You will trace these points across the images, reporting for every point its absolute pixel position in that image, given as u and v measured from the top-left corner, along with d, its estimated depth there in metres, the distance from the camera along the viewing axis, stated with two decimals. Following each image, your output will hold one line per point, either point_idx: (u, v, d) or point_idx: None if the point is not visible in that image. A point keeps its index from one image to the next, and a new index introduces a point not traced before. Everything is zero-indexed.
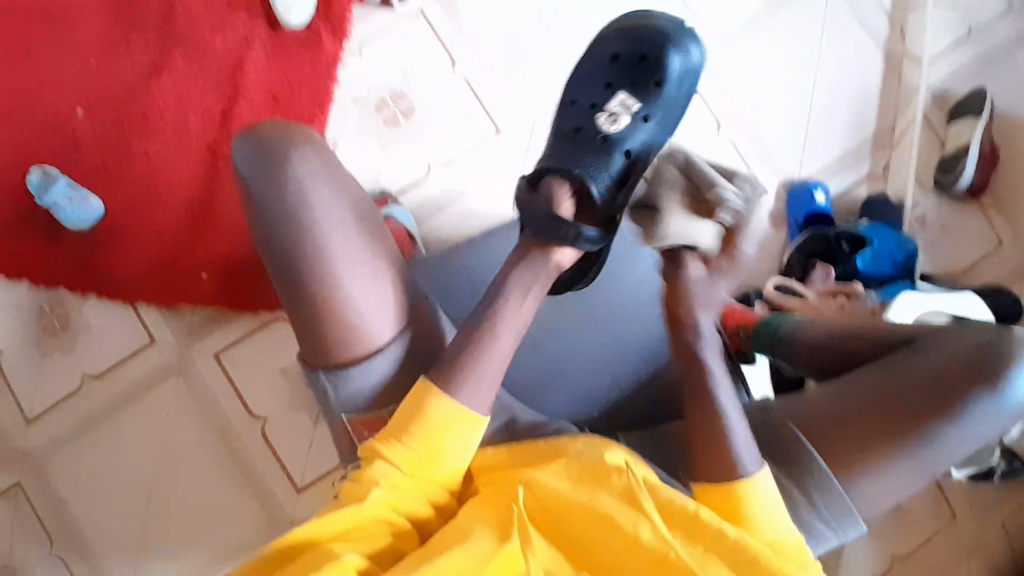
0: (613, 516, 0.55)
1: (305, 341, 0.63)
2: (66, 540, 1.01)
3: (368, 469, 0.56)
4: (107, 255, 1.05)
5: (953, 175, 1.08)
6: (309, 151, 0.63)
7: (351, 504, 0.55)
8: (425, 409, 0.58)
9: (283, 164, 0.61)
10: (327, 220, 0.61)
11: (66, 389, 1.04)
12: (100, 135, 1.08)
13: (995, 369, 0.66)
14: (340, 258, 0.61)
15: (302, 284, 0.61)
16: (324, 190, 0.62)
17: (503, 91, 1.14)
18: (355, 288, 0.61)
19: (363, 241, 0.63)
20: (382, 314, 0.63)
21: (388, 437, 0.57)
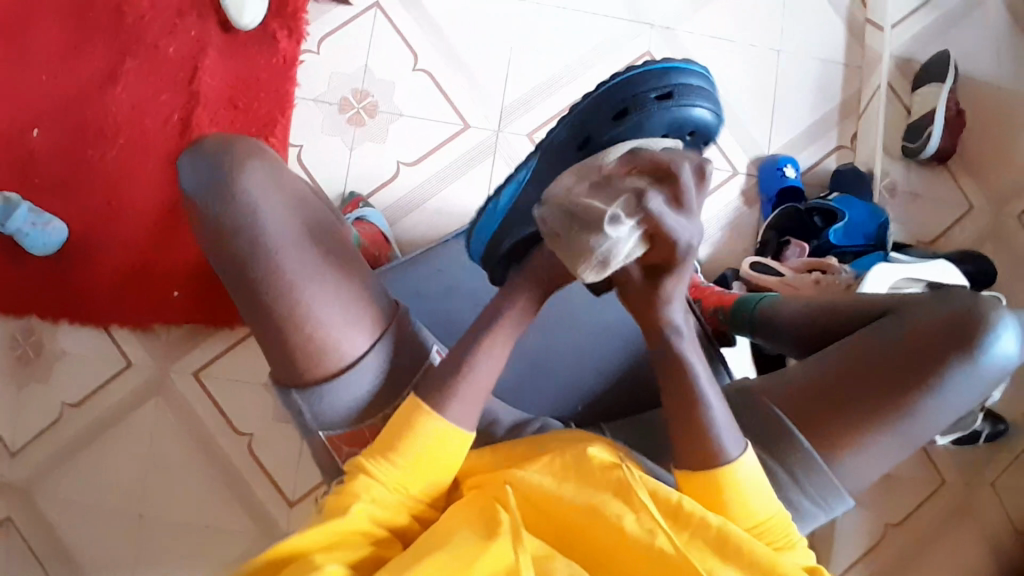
0: (601, 509, 0.55)
1: (277, 362, 0.63)
2: (59, 570, 1.00)
3: (351, 484, 0.56)
4: (75, 279, 1.03)
5: (921, 141, 1.08)
6: (266, 167, 0.61)
7: (334, 516, 0.54)
8: (411, 424, 0.58)
9: (240, 184, 0.59)
10: (292, 240, 0.60)
11: (46, 417, 1.02)
12: (57, 154, 1.05)
13: (970, 336, 0.66)
14: (308, 276, 0.60)
15: (273, 304, 0.60)
16: (282, 209, 0.60)
17: (468, 84, 1.13)
18: (325, 305, 0.60)
19: (331, 255, 0.62)
20: (354, 328, 0.61)
21: (372, 453, 0.57)
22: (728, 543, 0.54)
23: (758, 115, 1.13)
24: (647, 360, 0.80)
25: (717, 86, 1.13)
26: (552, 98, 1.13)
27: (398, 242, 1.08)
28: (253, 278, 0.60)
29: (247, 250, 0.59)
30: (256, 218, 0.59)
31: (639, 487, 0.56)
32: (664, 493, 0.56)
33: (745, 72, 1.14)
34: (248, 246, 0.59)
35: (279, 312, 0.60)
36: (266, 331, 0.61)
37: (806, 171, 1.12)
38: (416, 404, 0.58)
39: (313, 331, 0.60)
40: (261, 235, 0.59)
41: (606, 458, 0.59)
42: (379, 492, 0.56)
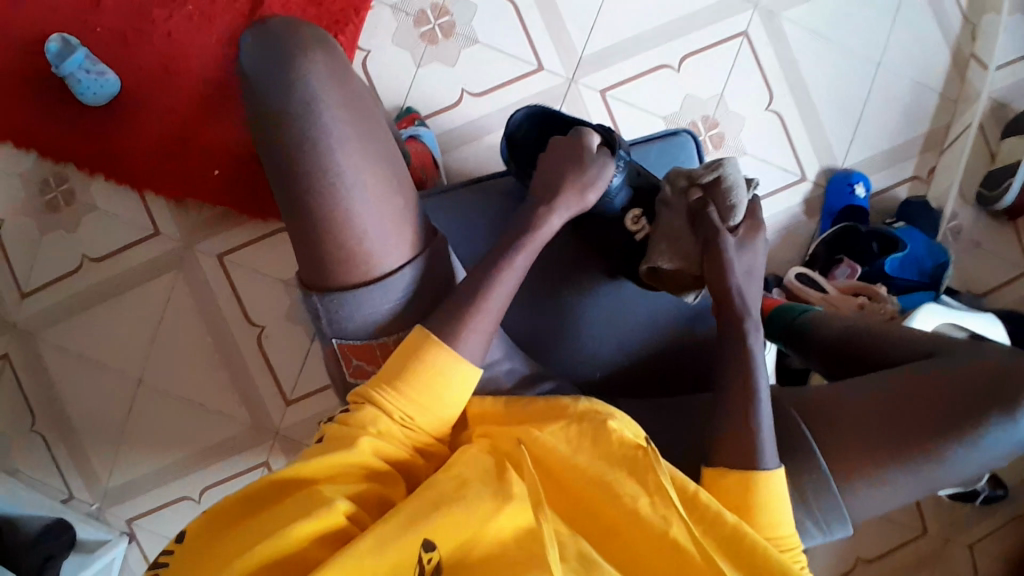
0: (619, 483, 0.54)
1: (304, 258, 0.61)
2: (50, 419, 1.01)
3: (358, 415, 0.54)
4: (117, 137, 1.00)
5: (999, 190, 1.03)
6: (328, 60, 0.59)
7: (336, 448, 0.51)
8: (418, 355, 0.55)
9: (299, 73, 0.57)
10: (342, 142, 0.58)
11: (62, 267, 1.02)
12: (125, 3, 1.01)
13: (1015, 394, 0.64)
14: (352, 178, 0.58)
15: (323, 205, 0.58)
16: (338, 109, 0.58)
17: (549, 26, 1.08)
18: (364, 215, 0.59)
19: (383, 168, 0.60)
20: (388, 240, 0.60)
21: (380, 378, 0.55)
22: (741, 543, 0.52)
23: (839, 127, 1.09)
24: (672, 347, 0.80)
25: (805, 85, 1.09)
26: (633, 58, 1.08)
27: (445, 171, 1.05)
28: (310, 179, 0.57)
29: (311, 152, 0.57)
30: (312, 114, 0.57)
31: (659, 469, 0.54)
32: (681, 481, 0.55)
33: (836, 79, 1.09)
34: (311, 148, 0.57)
35: (329, 215, 0.58)
36: (297, 232, 0.60)
37: (875, 194, 1.08)
38: (424, 334, 0.56)
39: (353, 238, 0.59)
40: (316, 131, 0.57)
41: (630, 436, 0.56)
42: (385, 423, 0.54)
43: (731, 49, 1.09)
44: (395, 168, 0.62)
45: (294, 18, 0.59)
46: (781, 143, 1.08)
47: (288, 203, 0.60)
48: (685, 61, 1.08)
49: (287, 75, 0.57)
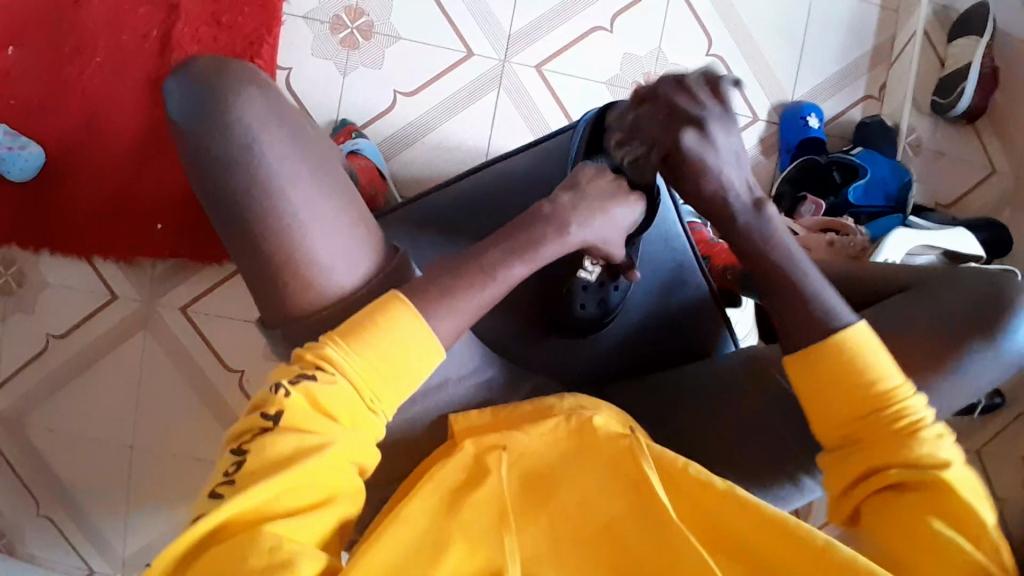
0: (609, 484, 0.54)
1: (261, 294, 0.56)
2: (55, 500, 1.01)
3: (320, 391, 0.48)
4: (53, 208, 0.98)
5: (953, 97, 1.00)
6: (265, 96, 0.54)
7: (297, 461, 0.46)
8: (381, 311, 0.51)
9: (236, 110, 0.53)
10: (293, 175, 0.53)
11: (30, 350, 1.00)
12: (30, 67, 0.97)
13: (994, 320, 0.62)
14: (298, 206, 0.53)
15: (270, 246, 0.54)
16: (284, 143, 0.54)
17: (470, 9, 1.03)
18: (324, 249, 0.54)
19: (327, 188, 0.55)
20: (342, 257, 0.55)
21: (337, 338, 0.50)
22: (731, 530, 0.50)
23: (784, 58, 1.05)
24: (647, 324, 0.80)
25: (742, 21, 1.05)
26: (561, 26, 1.04)
27: (394, 180, 1.02)
28: (261, 218, 0.53)
29: (258, 192, 0.53)
30: (256, 151, 0.53)
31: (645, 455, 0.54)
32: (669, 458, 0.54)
33: (773, 9, 1.05)
34: (257, 185, 0.53)
35: (285, 251, 0.53)
36: (249, 270, 0.55)
37: (829, 121, 1.05)
38: (393, 296, 0.52)
39: (314, 272, 0.54)
40: (262, 168, 0.53)
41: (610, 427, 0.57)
42: (345, 407, 0.49)
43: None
44: (352, 201, 0.58)
45: (203, 64, 0.56)
46: None
47: (234, 246, 0.55)
48: (617, 19, 1.04)
49: (223, 115, 0.53)
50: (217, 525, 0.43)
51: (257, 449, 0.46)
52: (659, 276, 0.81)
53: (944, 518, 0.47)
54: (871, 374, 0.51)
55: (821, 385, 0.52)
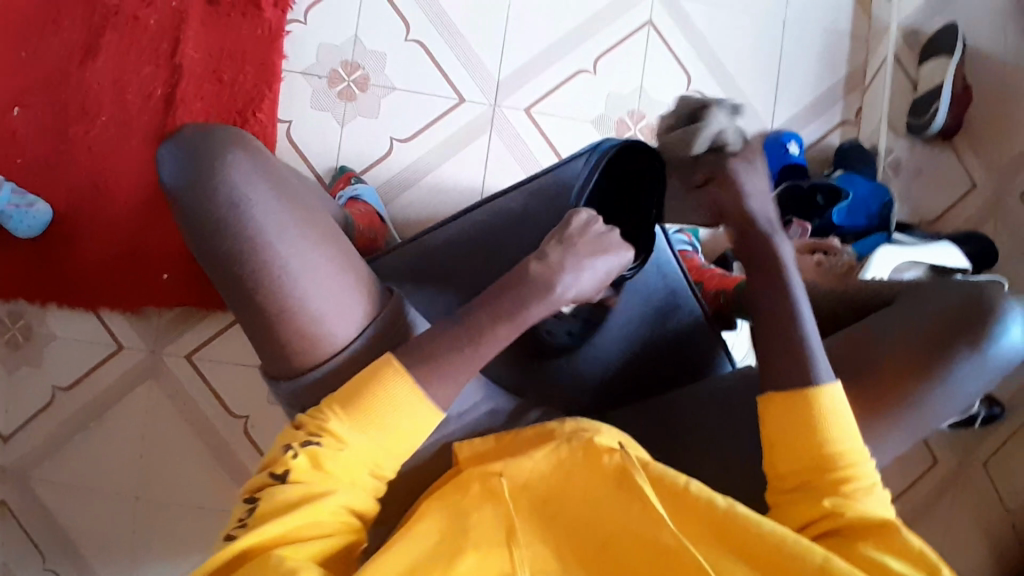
0: (609, 498, 0.56)
1: (261, 352, 0.55)
2: (61, 554, 1.00)
3: (320, 450, 0.50)
4: (61, 262, 1.00)
5: (927, 116, 1.04)
6: (254, 158, 0.51)
7: (305, 504, 0.48)
8: (377, 378, 0.52)
9: (225, 178, 0.50)
10: (285, 241, 0.51)
11: (37, 403, 1.01)
12: (40, 130, 1.01)
13: (979, 326, 0.64)
14: (298, 270, 0.52)
15: (268, 304, 0.52)
16: (276, 206, 0.51)
17: (461, 57, 1.09)
18: (325, 312, 0.53)
19: (324, 250, 0.53)
20: (343, 315, 0.54)
21: (337, 406, 0.52)
22: (726, 532, 0.52)
23: (761, 89, 1.10)
24: (644, 347, 0.81)
25: (719, 58, 1.11)
26: (547, 70, 1.09)
27: (392, 221, 1.05)
28: (259, 285, 0.51)
29: (250, 259, 0.51)
30: (248, 218, 0.50)
31: (637, 471, 0.56)
32: (665, 479, 0.55)
33: (748, 46, 1.11)
34: (250, 253, 0.51)
35: (284, 317, 0.52)
36: (249, 326, 0.54)
37: (810, 147, 1.10)
38: (388, 360, 0.53)
39: (316, 336, 0.53)
40: (255, 235, 0.51)
41: (604, 441, 0.59)
42: (355, 470, 0.51)
43: (639, 41, 1.10)
44: (351, 256, 0.56)
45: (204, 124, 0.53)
46: None
47: None
48: (600, 61, 1.10)
49: (212, 182, 0.50)
50: (234, 557, 0.45)
51: (268, 496, 0.48)
52: (654, 303, 0.82)
53: (894, 555, 0.48)
54: (832, 430, 0.53)
55: (787, 425, 0.55)
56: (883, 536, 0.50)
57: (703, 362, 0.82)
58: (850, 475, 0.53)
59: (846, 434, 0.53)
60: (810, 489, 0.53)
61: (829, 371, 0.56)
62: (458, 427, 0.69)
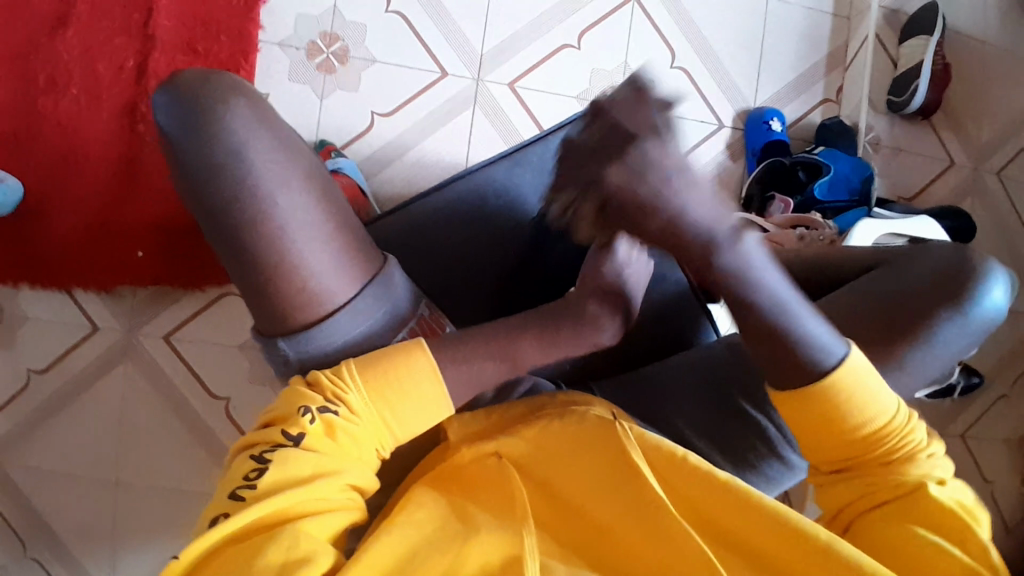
0: (603, 475, 0.57)
1: (255, 306, 0.53)
2: (39, 541, 0.97)
3: (337, 424, 0.50)
4: (31, 241, 0.96)
5: (906, 96, 1.06)
6: (255, 107, 0.50)
7: (315, 477, 0.48)
8: (404, 360, 0.53)
9: (225, 126, 0.48)
10: (287, 190, 0.50)
11: (10, 387, 0.98)
12: (5, 102, 0.96)
13: (960, 290, 0.66)
14: (301, 221, 0.51)
15: (265, 258, 0.50)
16: (276, 159, 0.50)
17: (443, 31, 1.07)
18: (321, 270, 0.52)
19: (324, 202, 0.52)
20: (343, 267, 0.53)
21: (353, 378, 0.51)
22: (721, 523, 0.54)
23: (744, 66, 1.11)
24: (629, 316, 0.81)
25: (703, 34, 1.11)
26: (533, 45, 1.08)
27: (375, 198, 1.03)
28: (255, 239, 0.50)
29: (252, 209, 0.49)
30: (247, 169, 0.49)
31: (634, 449, 0.57)
32: (664, 445, 0.57)
33: (731, 22, 1.11)
34: (248, 204, 0.49)
35: (280, 272, 0.51)
36: (247, 280, 0.52)
37: (791, 125, 1.10)
38: (419, 345, 0.53)
39: (311, 293, 0.52)
40: (254, 187, 0.49)
41: (596, 412, 0.61)
42: (365, 443, 0.51)
43: (624, 16, 1.10)
44: (348, 216, 0.55)
45: (205, 71, 0.51)
46: (694, 95, 1.09)
47: None
48: (585, 36, 1.09)
49: (210, 130, 0.48)
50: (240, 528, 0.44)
51: (279, 463, 0.47)
52: None
53: (932, 527, 0.49)
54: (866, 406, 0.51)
55: (805, 419, 0.52)
56: (919, 506, 0.50)
57: (688, 333, 0.83)
58: (894, 447, 0.52)
59: (879, 408, 0.51)
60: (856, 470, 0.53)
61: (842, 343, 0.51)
62: None
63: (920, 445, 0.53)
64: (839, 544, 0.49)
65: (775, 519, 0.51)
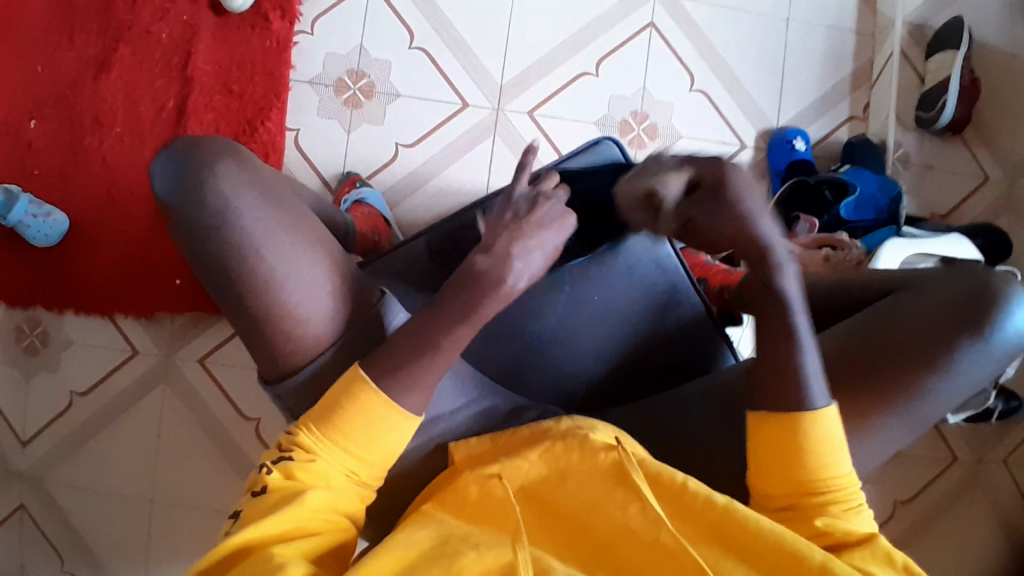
0: (610, 501, 0.56)
1: (253, 349, 0.58)
2: (75, 556, 1.02)
3: (299, 462, 0.52)
4: (77, 271, 1.03)
5: (934, 111, 1.03)
6: (239, 165, 0.54)
7: (282, 505, 0.50)
8: (349, 397, 0.53)
9: (212, 187, 0.53)
10: (267, 236, 0.54)
11: (54, 408, 1.04)
12: (59, 143, 1.04)
13: (984, 314, 0.62)
14: (279, 262, 0.54)
15: (251, 294, 0.54)
16: (261, 211, 0.54)
17: (464, 65, 1.10)
18: (303, 309, 0.55)
19: (301, 242, 0.55)
20: (321, 303, 0.56)
21: (313, 418, 0.53)
22: (725, 529, 0.52)
23: (766, 87, 1.10)
24: (644, 342, 0.80)
25: (722, 57, 1.11)
26: (551, 73, 1.10)
27: (397, 224, 1.06)
28: (250, 289, 0.54)
29: (235, 252, 0.53)
30: (230, 216, 0.53)
31: (634, 468, 0.57)
32: (667, 474, 0.56)
33: (751, 44, 1.11)
34: (239, 259, 0.53)
35: (275, 320, 0.55)
36: (240, 320, 0.56)
37: (816, 143, 1.09)
38: (358, 374, 0.54)
39: (302, 336, 0.56)
40: (239, 236, 0.53)
41: (599, 438, 0.61)
42: (333, 475, 0.53)
43: (641, 42, 1.11)
44: (338, 258, 0.59)
45: (195, 136, 0.56)
46: (713, 119, 1.09)
47: (213, 288, 0.56)
48: (602, 64, 1.10)
49: (200, 189, 0.53)
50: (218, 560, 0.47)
51: (247, 512, 0.51)
52: (652, 299, 0.80)
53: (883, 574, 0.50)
54: (824, 456, 0.55)
55: (774, 458, 0.56)
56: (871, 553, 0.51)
57: (706, 357, 0.81)
58: (837, 498, 0.55)
59: (834, 459, 0.55)
60: (801, 510, 0.55)
61: (823, 393, 0.56)
62: (451, 425, 0.69)
63: (858, 506, 0.55)
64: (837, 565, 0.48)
65: (774, 543, 0.50)
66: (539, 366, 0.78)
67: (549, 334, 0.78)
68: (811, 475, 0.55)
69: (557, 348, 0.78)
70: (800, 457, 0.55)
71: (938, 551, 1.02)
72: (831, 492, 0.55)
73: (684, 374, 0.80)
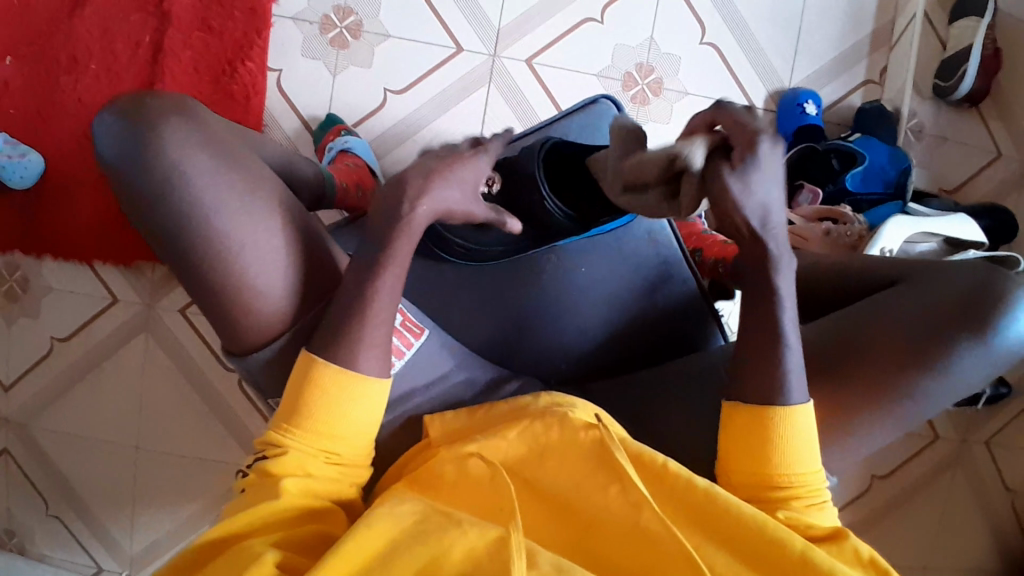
0: (590, 479, 0.54)
1: (217, 325, 0.55)
2: (63, 499, 1.03)
3: (274, 455, 0.51)
4: (52, 216, 0.99)
5: (954, 80, 0.97)
6: (189, 124, 0.51)
7: (258, 501, 0.49)
8: (309, 383, 0.51)
9: (160, 149, 0.49)
10: (223, 207, 0.50)
11: (36, 355, 1.03)
12: (28, 78, 0.98)
13: (987, 316, 0.60)
14: (235, 234, 0.50)
15: (216, 277, 0.51)
16: (212, 176, 0.50)
17: (460, 7, 1.03)
18: (262, 282, 0.52)
19: (256, 204, 0.51)
20: (274, 269, 0.52)
21: (287, 409, 0.51)
22: (707, 519, 0.51)
23: (780, 44, 1.03)
24: (634, 318, 0.78)
25: (736, 9, 1.03)
26: (552, 20, 1.03)
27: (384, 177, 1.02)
28: (209, 261, 0.51)
29: (191, 226, 0.50)
30: (182, 186, 0.49)
31: (618, 447, 0.55)
32: (648, 457, 0.55)
33: None
34: (194, 229, 0.50)
35: (232, 293, 0.52)
36: (200, 294, 0.53)
37: (828, 108, 1.03)
38: (309, 360, 0.52)
39: (263, 311, 0.53)
40: (192, 207, 0.50)
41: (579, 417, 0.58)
42: (309, 464, 0.51)
43: None
44: (301, 222, 0.55)
45: (142, 97, 0.52)
46: (721, 77, 1.03)
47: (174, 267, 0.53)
48: (607, 11, 1.03)
49: (147, 156, 0.49)
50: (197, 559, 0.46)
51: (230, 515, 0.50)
52: (641, 272, 0.79)
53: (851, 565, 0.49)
54: (790, 448, 0.54)
55: (746, 449, 0.55)
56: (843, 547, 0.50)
57: (694, 334, 0.79)
58: (800, 493, 0.54)
59: (800, 452, 0.54)
60: (763, 504, 0.54)
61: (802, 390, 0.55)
62: (425, 399, 0.67)
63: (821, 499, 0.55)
64: (817, 555, 0.48)
65: (757, 531, 0.49)
66: (524, 340, 0.75)
67: (534, 304, 0.76)
68: (775, 467, 0.54)
69: (544, 322, 0.75)
70: (770, 449, 0.54)
71: (908, 524, 1.05)
72: (795, 487, 0.54)
73: (673, 352, 0.78)
